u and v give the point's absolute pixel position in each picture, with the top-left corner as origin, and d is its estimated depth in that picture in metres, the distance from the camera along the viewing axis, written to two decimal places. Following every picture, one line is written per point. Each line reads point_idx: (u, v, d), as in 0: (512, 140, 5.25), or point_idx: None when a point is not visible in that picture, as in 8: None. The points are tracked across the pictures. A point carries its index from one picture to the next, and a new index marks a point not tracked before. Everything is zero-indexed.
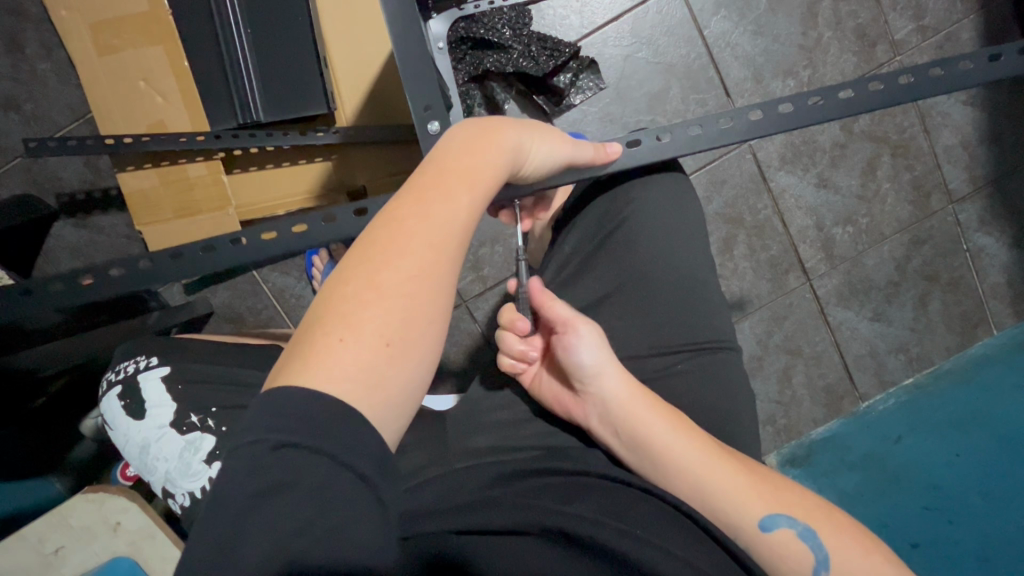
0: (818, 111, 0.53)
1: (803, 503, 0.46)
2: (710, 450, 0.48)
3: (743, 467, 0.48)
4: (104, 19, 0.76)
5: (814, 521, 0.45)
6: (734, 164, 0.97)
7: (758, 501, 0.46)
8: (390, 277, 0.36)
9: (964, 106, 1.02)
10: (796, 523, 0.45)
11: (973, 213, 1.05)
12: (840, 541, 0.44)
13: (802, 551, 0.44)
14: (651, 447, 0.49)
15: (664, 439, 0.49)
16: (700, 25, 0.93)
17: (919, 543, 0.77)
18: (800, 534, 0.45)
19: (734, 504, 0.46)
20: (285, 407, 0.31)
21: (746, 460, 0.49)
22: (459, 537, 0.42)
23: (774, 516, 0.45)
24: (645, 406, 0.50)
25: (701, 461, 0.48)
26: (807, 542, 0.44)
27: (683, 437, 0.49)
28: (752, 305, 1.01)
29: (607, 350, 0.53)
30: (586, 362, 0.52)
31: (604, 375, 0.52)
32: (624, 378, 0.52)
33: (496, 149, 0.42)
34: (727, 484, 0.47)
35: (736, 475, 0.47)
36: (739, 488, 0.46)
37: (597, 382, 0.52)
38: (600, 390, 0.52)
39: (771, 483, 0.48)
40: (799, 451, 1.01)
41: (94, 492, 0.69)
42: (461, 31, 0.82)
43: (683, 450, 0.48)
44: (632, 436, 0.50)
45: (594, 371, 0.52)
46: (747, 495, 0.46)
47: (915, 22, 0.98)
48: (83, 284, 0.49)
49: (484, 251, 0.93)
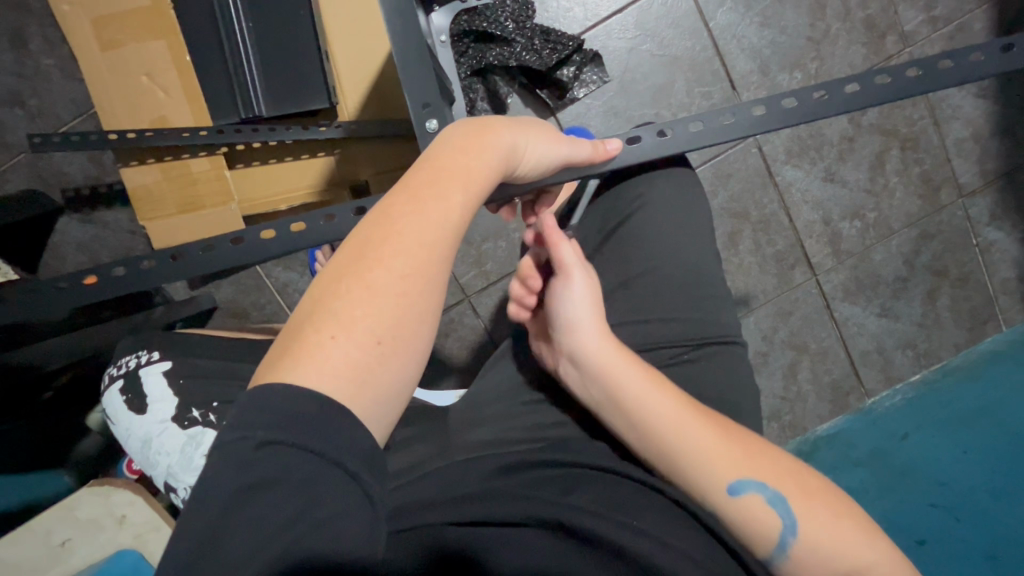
0: (823, 105, 0.52)
1: (778, 470, 0.46)
2: (688, 410, 0.48)
3: (722, 430, 0.48)
4: (107, 13, 0.76)
5: (784, 487, 0.45)
6: (740, 158, 0.96)
7: (727, 463, 0.45)
8: (384, 275, 0.35)
9: (976, 98, 1.00)
10: (765, 488, 0.45)
11: (984, 207, 1.03)
12: (813, 511, 0.44)
13: (770, 514, 0.44)
14: (625, 402, 0.49)
15: (641, 400, 0.48)
16: (706, 17, 0.92)
17: (925, 540, 0.78)
18: (769, 500, 0.45)
19: (703, 465, 0.46)
20: (268, 404, 0.30)
21: (725, 425, 0.49)
22: (457, 530, 0.42)
23: (743, 480, 0.45)
24: (626, 366, 0.50)
25: (677, 420, 0.47)
26: (775, 508, 0.44)
27: (663, 394, 0.49)
28: (758, 300, 1.00)
29: (595, 310, 0.53)
30: (568, 312, 0.52)
31: (584, 331, 0.52)
32: (607, 338, 0.52)
33: (490, 147, 0.42)
34: (702, 444, 0.46)
35: (713, 442, 0.46)
36: (713, 450, 0.46)
37: (574, 336, 0.52)
38: (574, 342, 0.52)
39: (747, 449, 0.47)
40: (805, 446, 1.00)
41: (100, 484, 0.70)
42: (464, 24, 0.80)
43: (660, 410, 0.48)
44: (603, 393, 0.50)
45: (574, 325, 0.52)
46: (720, 456, 0.46)
47: (925, 13, 0.97)
48: (88, 282, 0.49)
49: (487, 246, 0.92)
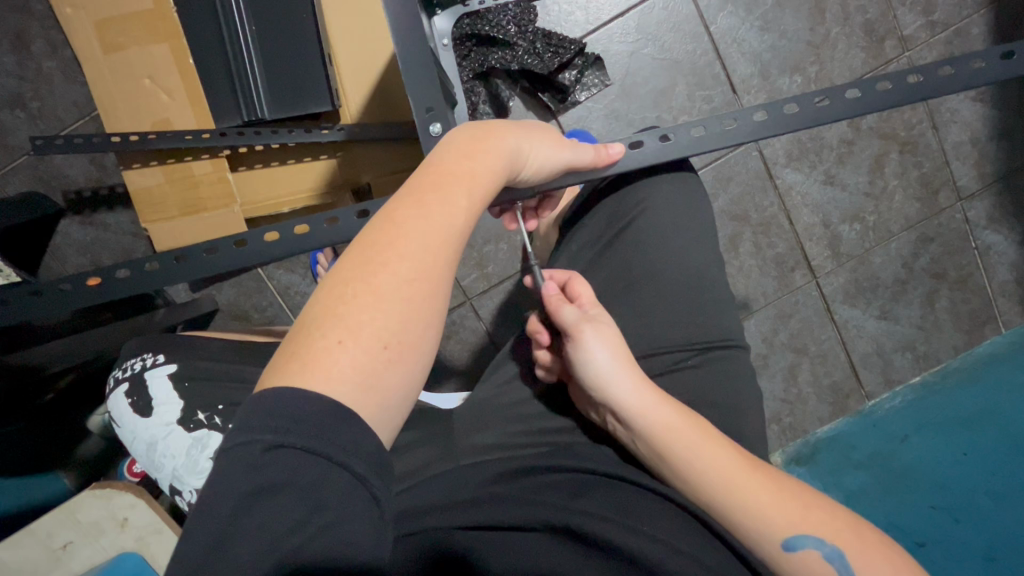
0: (825, 111, 0.53)
1: (832, 520, 0.43)
2: (735, 463, 0.46)
3: (768, 478, 0.45)
4: (109, 16, 0.76)
5: (842, 541, 0.43)
6: (741, 161, 0.96)
7: (782, 517, 0.43)
8: (390, 279, 0.36)
9: (974, 102, 1.01)
10: (824, 544, 0.42)
11: (982, 210, 1.04)
12: (870, 563, 0.42)
13: (826, 569, 0.42)
14: (670, 458, 0.47)
15: (683, 449, 0.47)
16: (707, 21, 0.92)
17: (924, 542, 0.78)
18: (826, 556, 0.42)
19: (756, 521, 0.43)
20: (275, 408, 0.31)
21: (769, 470, 0.47)
22: (463, 533, 0.42)
23: (800, 535, 0.43)
24: (666, 417, 0.48)
25: (724, 475, 0.45)
26: (834, 563, 0.42)
27: (708, 449, 0.47)
28: (758, 303, 1.00)
29: (622, 357, 0.51)
30: (596, 371, 0.50)
31: (616, 384, 0.50)
32: (643, 387, 0.50)
33: (495, 152, 0.42)
34: (749, 497, 0.44)
35: (761, 491, 0.44)
36: (764, 503, 0.44)
37: (608, 390, 0.50)
38: (606, 395, 0.50)
39: (800, 500, 0.45)
40: (805, 449, 1.01)
41: (101, 488, 0.69)
42: (466, 27, 0.81)
43: (706, 465, 0.46)
44: (652, 448, 0.49)
45: (604, 380, 0.50)
46: (772, 510, 0.44)
47: (924, 18, 0.97)
48: (92, 284, 0.49)
49: (489, 249, 0.92)
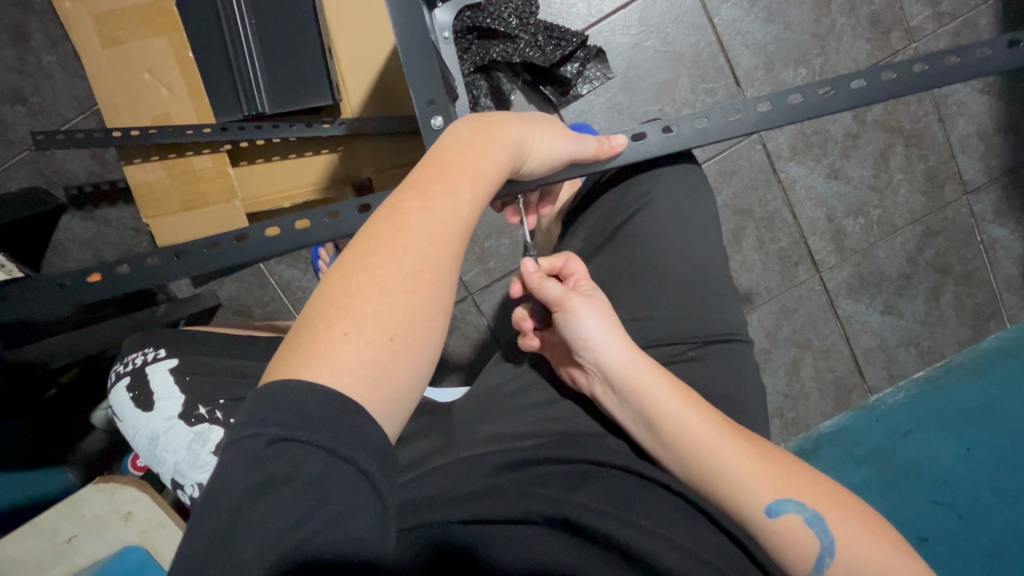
0: (828, 101, 0.52)
1: (812, 488, 0.45)
2: (723, 433, 0.47)
3: (755, 448, 0.46)
4: (109, 10, 0.76)
5: (823, 507, 0.44)
6: (745, 154, 0.96)
7: (765, 485, 0.44)
8: (394, 271, 0.35)
9: (981, 94, 1.00)
10: (804, 509, 0.43)
11: (988, 204, 1.03)
12: (850, 528, 0.43)
13: (808, 535, 0.43)
14: (659, 428, 0.48)
15: (670, 418, 0.48)
16: (711, 13, 0.92)
17: (928, 537, 0.78)
18: (808, 521, 0.43)
19: (742, 492, 0.44)
20: (281, 402, 0.30)
21: (757, 441, 0.48)
22: (461, 528, 0.42)
23: (783, 502, 0.44)
24: (658, 388, 0.49)
25: (711, 444, 0.46)
26: (814, 529, 0.43)
27: (694, 419, 0.47)
28: (761, 297, 1.00)
29: (611, 325, 0.52)
30: (587, 337, 0.51)
31: (608, 352, 0.51)
32: (633, 352, 0.51)
33: (497, 144, 0.42)
34: (736, 467, 0.45)
35: (746, 459, 0.45)
36: (750, 472, 0.45)
37: (600, 358, 0.51)
38: (601, 363, 0.51)
39: (782, 467, 0.46)
40: (808, 444, 0.99)
41: (104, 482, 0.68)
42: (466, 20, 0.80)
43: (694, 434, 0.47)
44: (641, 420, 0.50)
45: (595, 346, 0.51)
46: (756, 479, 0.45)
47: (931, 8, 0.96)
48: (91, 280, 0.49)
49: (491, 243, 0.92)
